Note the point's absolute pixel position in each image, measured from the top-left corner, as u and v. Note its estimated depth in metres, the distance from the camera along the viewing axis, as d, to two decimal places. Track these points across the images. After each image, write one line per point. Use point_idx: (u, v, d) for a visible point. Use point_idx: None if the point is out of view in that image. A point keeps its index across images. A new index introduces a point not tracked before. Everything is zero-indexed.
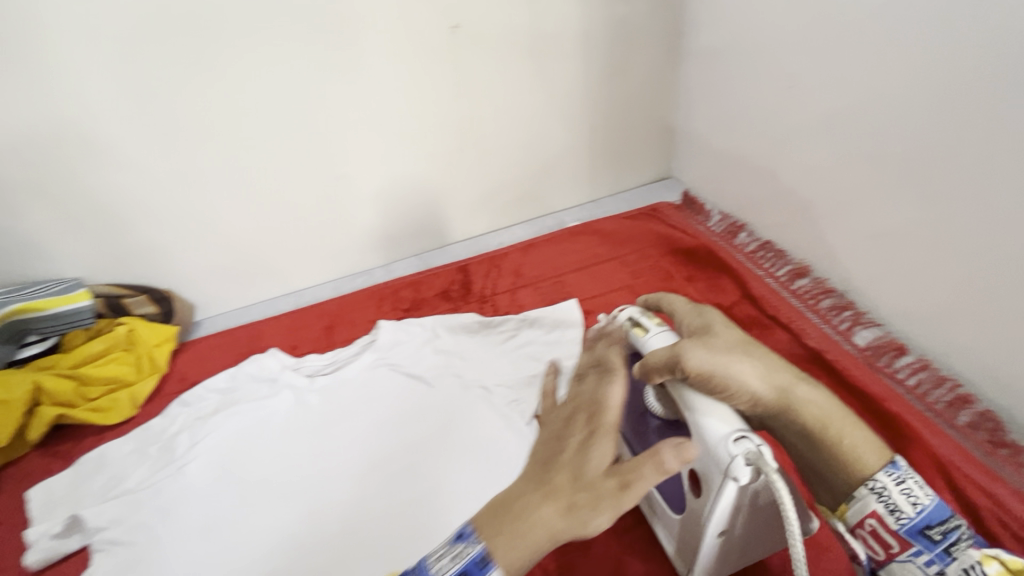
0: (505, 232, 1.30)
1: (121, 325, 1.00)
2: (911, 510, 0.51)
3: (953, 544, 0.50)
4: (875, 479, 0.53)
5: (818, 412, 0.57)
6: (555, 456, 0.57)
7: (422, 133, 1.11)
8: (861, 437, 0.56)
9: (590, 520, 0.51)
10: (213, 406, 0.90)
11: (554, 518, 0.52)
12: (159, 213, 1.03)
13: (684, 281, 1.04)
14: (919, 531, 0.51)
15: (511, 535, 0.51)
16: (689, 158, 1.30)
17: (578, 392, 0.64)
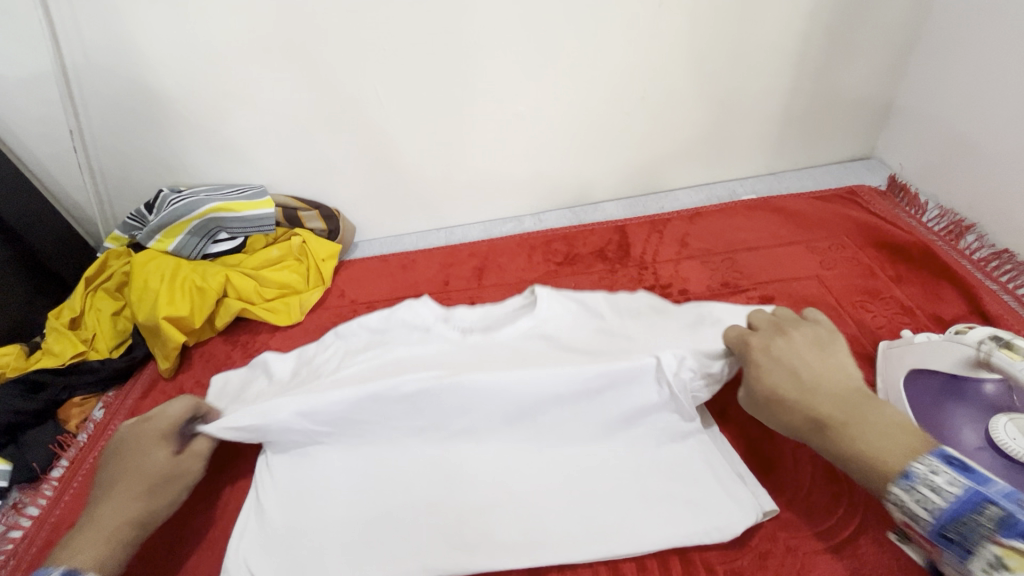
0: (668, 196, 1.20)
1: (296, 235, 1.06)
2: (930, 516, 0.47)
3: (980, 541, 0.44)
4: (893, 485, 0.49)
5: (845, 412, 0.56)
6: (130, 496, 0.64)
7: (609, 77, 1.03)
8: (880, 435, 0.52)
9: (90, 554, 0.59)
10: (363, 344, 0.83)
11: (127, 524, 0.63)
12: (340, 133, 1.05)
13: (891, 281, 0.88)
14: (942, 534, 0.46)
15: (88, 541, 0.60)
16: (908, 137, 1.10)
17: (140, 443, 0.69)
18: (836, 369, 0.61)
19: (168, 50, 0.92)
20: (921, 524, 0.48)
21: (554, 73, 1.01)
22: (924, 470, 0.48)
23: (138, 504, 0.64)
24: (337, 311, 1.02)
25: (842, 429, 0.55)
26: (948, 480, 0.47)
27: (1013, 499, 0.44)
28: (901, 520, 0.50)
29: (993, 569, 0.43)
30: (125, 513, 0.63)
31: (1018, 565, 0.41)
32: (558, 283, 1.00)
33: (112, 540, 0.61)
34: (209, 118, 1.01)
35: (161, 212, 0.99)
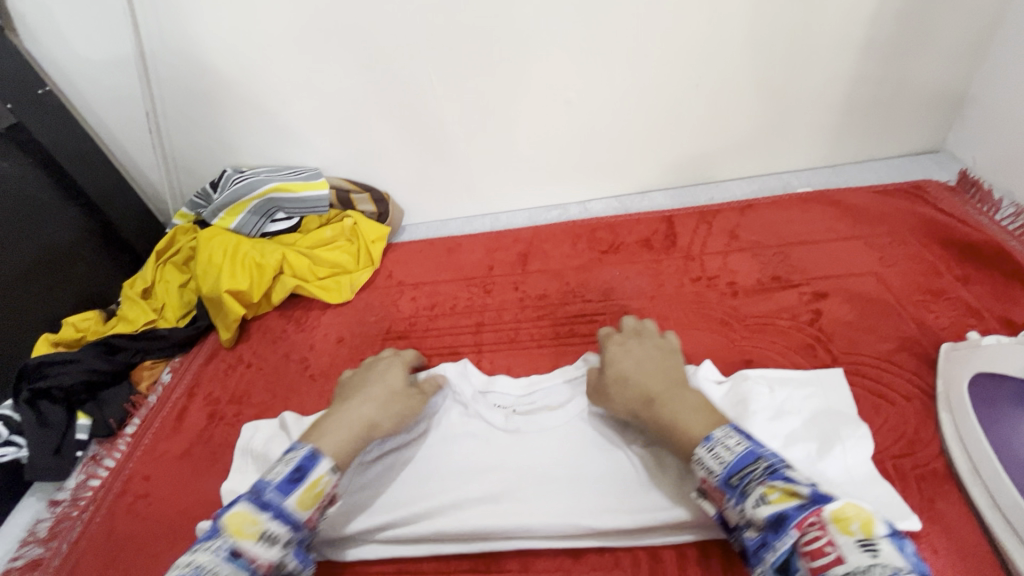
0: (718, 187, 1.17)
1: (348, 217, 1.10)
2: (721, 467, 0.53)
3: (751, 484, 0.51)
4: (695, 450, 0.56)
5: (689, 398, 0.62)
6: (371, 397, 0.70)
7: (663, 62, 1.00)
8: (685, 413, 0.60)
9: (331, 440, 0.63)
10: None
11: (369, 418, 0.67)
12: (393, 118, 1.07)
13: (957, 281, 0.84)
14: (727, 482, 0.52)
15: (328, 432, 0.63)
16: (985, 130, 1.04)
17: (375, 372, 0.75)
18: (671, 364, 0.69)
19: (235, 37, 0.97)
20: (713, 475, 0.54)
21: (606, 60, 1.00)
22: (723, 436, 0.56)
23: (371, 406, 0.68)
24: (385, 291, 1.05)
25: (666, 405, 0.62)
26: (739, 442, 0.55)
27: (779, 456, 0.53)
28: (700, 477, 0.56)
29: (759, 503, 0.49)
30: (359, 414, 0.67)
31: (777, 496, 0.48)
32: (602, 271, 0.99)
33: (347, 437, 0.64)
34: (270, 102, 1.05)
35: (226, 191, 1.05)
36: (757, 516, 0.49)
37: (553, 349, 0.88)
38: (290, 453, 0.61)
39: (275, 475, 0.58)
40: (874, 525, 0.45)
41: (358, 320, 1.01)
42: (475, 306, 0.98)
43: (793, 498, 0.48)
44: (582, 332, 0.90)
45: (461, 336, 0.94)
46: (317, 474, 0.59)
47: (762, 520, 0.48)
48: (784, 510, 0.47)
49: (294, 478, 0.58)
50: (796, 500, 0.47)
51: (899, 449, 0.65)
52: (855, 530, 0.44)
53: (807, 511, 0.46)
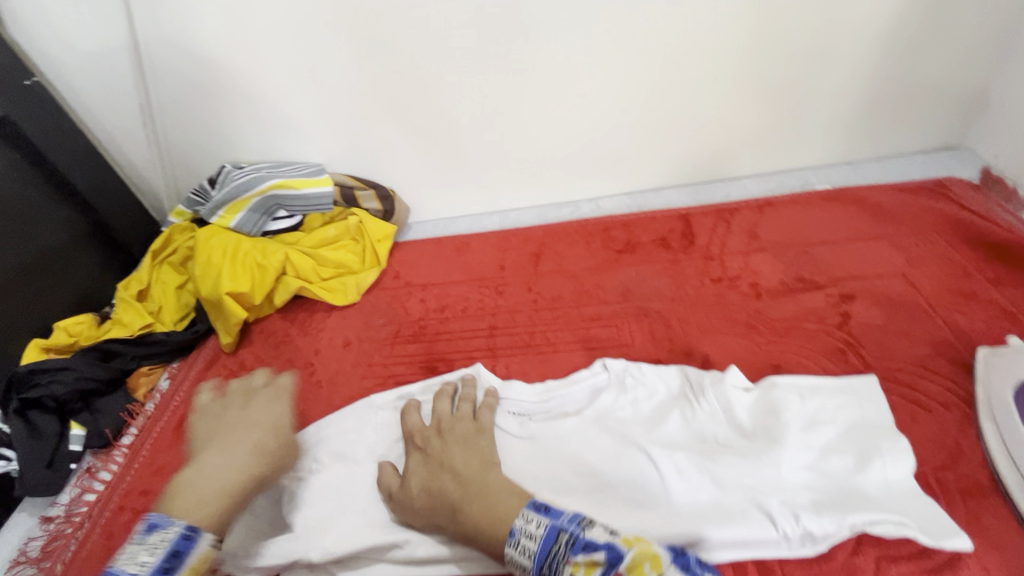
0: (734, 183, 1.13)
1: (353, 215, 1.05)
2: (529, 560, 0.50)
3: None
4: (504, 552, 0.52)
5: (471, 488, 0.58)
6: (235, 436, 0.68)
7: (680, 54, 0.97)
8: (488, 507, 0.56)
9: (197, 514, 0.59)
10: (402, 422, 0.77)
11: (236, 458, 0.66)
12: (400, 113, 1.03)
13: (988, 283, 0.81)
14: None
15: (189, 504, 0.60)
16: (1010, 127, 1.01)
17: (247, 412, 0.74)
18: (475, 448, 0.65)
19: (233, 25, 0.92)
20: (526, 572, 0.50)
21: (622, 52, 0.96)
22: (523, 525, 0.52)
23: (242, 437, 0.68)
24: (392, 292, 1.01)
25: (466, 510, 0.57)
26: (535, 524, 0.52)
27: (572, 521, 0.50)
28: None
29: None
30: (211, 477, 0.63)
31: (584, 574, 0.46)
32: (619, 272, 0.96)
33: (214, 513, 0.60)
34: (270, 95, 1.00)
35: (225, 188, 1.01)
36: None
37: (570, 354, 0.85)
38: (156, 533, 0.56)
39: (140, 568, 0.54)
40: (662, 559, 0.46)
41: (365, 323, 0.97)
42: (487, 308, 0.94)
43: (595, 569, 0.45)
44: (600, 335, 0.86)
45: (474, 340, 0.90)
46: (196, 554, 0.57)
47: None
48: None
49: (168, 565, 0.55)
50: (599, 569, 0.45)
51: (940, 460, 0.63)
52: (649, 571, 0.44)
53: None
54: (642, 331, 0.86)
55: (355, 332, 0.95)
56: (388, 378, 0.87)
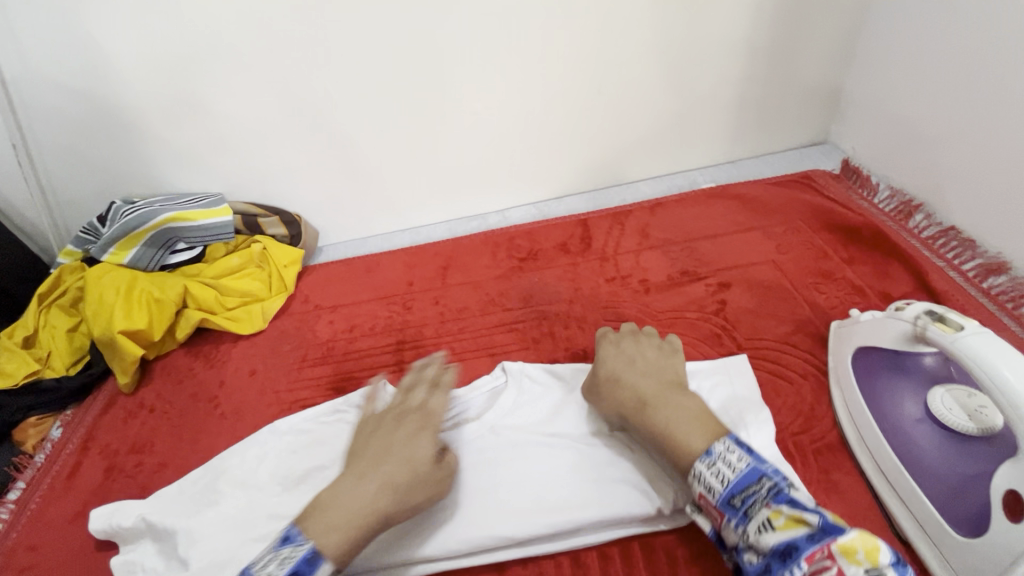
0: (630, 188, 1.20)
1: (256, 242, 1.05)
2: (722, 485, 0.53)
3: (754, 507, 0.51)
4: (693, 466, 0.56)
5: (658, 399, 0.63)
6: (378, 458, 0.60)
7: (563, 70, 1.03)
8: (679, 420, 0.60)
9: (333, 537, 0.54)
10: (301, 448, 0.77)
11: (381, 505, 0.57)
12: (296, 138, 1.04)
13: (843, 263, 0.90)
14: (729, 503, 0.53)
15: (327, 524, 0.55)
16: (860, 122, 1.12)
17: (402, 426, 0.64)
18: (670, 369, 0.69)
19: (110, 61, 0.91)
20: (713, 493, 0.54)
21: (507, 71, 1.01)
22: (724, 451, 0.56)
23: (385, 468, 0.59)
24: (300, 317, 1.01)
25: (658, 409, 0.62)
26: (740, 459, 0.54)
27: (781, 477, 0.53)
28: (698, 492, 0.55)
29: (766, 530, 0.49)
30: (361, 498, 0.57)
31: (785, 523, 0.48)
32: (521, 279, 1.00)
33: (354, 531, 0.55)
34: (158, 127, 0.99)
35: (115, 224, 0.97)
36: (763, 543, 0.49)
37: (474, 362, 0.87)
38: (290, 545, 0.54)
39: (258, 564, 0.53)
40: (882, 555, 0.45)
41: (272, 350, 0.96)
42: (395, 324, 0.96)
43: (802, 527, 0.48)
44: (502, 341, 0.90)
45: (381, 357, 0.91)
46: None
47: (768, 549, 0.48)
48: (793, 537, 0.47)
49: None
50: (805, 528, 0.48)
51: (797, 427, 0.69)
52: (862, 558, 0.45)
53: (817, 540, 0.46)
54: (541, 333, 0.89)
55: (261, 360, 0.95)
56: (295, 403, 0.87)
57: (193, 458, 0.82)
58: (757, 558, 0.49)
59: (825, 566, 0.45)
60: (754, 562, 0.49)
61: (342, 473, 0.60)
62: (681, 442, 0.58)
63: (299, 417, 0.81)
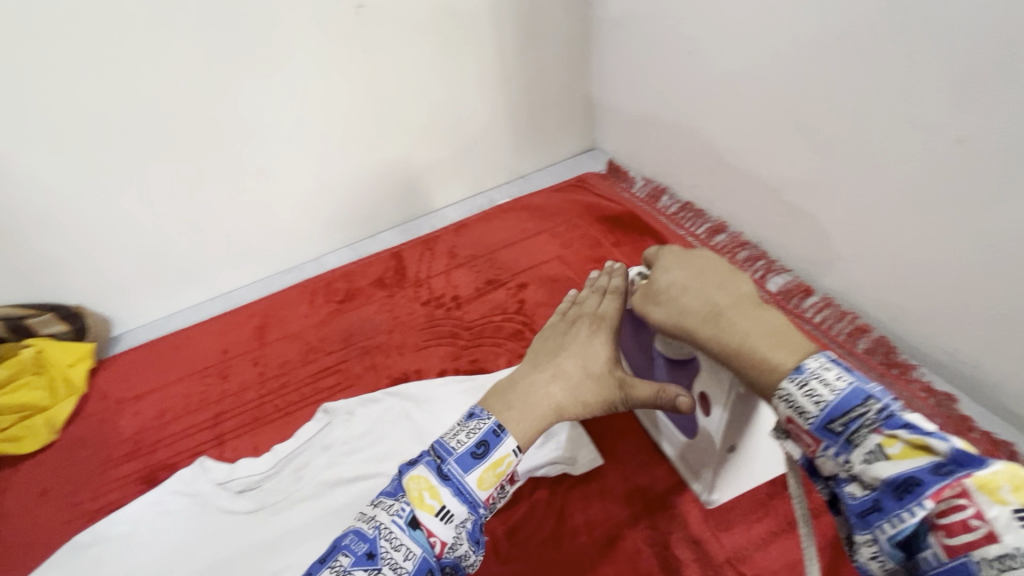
0: (438, 214, 1.29)
1: (28, 347, 0.91)
2: (816, 409, 0.46)
3: (861, 432, 0.44)
4: (781, 387, 0.49)
5: (721, 302, 0.57)
6: (542, 365, 0.63)
7: (340, 117, 1.07)
8: (773, 332, 0.52)
9: (515, 416, 0.58)
10: (108, 556, 0.71)
11: (554, 400, 0.60)
12: (53, 225, 0.95)
13: (612, 247, 1.07)
14: (827, 428, 0.46)
15: (507, 404, 0.59)
16: (611, 127, 1.33)
17: (579, 331, 0.66)
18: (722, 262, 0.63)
19: None
20: (807, 418, 0.47)
21: (282, 128, 1.03)
22: (817, 367, 0.48)
23: (560, 385, 0.61)
24: (98, 416, 0.92)
25: (737, 316, 0.55)
26: (839, 375, 0.47)
27: (888, 388, 0.45)
28: (785, 417, 0.49)
29: (875, 460, 0.43)
30: (548, 395, 0.60)
31: (900, 452, 0.42)
32: (340, 320, 1.02)
33: (536, 417, 0.59)
34: None
35: None
36: (875, 477, 0.43)
37: (300, 412, 0.87)
38: (475, 420, 0.58)
39: (458, 446, 0.55)
40: None
41: (66, 462, 0.86)
42: (211, 397, 0.92)
43: (925, 456, 0.41)
44: (327, 385, 0.91)
45: (199, 434, 0.86)
46: (500, 454, 0.55)
47: (880, 482, 0.43)
48: (910, 471, 0.41)
49: (479, 453, 0.55)
50: (929, 458, 0.41)
51: None
52: (1008, 496, 0.37)
53: (951, 475, 0.39)
54: (364, 368, 0.93)
55: (52, 475, 0.84)
56: (99, 510, 0.79)
57: None
58: (865, 491, 0.44)
59: (959, 506, 0.39)
60: (861, 496, 0.44)
61: (531, 370, 0.63)
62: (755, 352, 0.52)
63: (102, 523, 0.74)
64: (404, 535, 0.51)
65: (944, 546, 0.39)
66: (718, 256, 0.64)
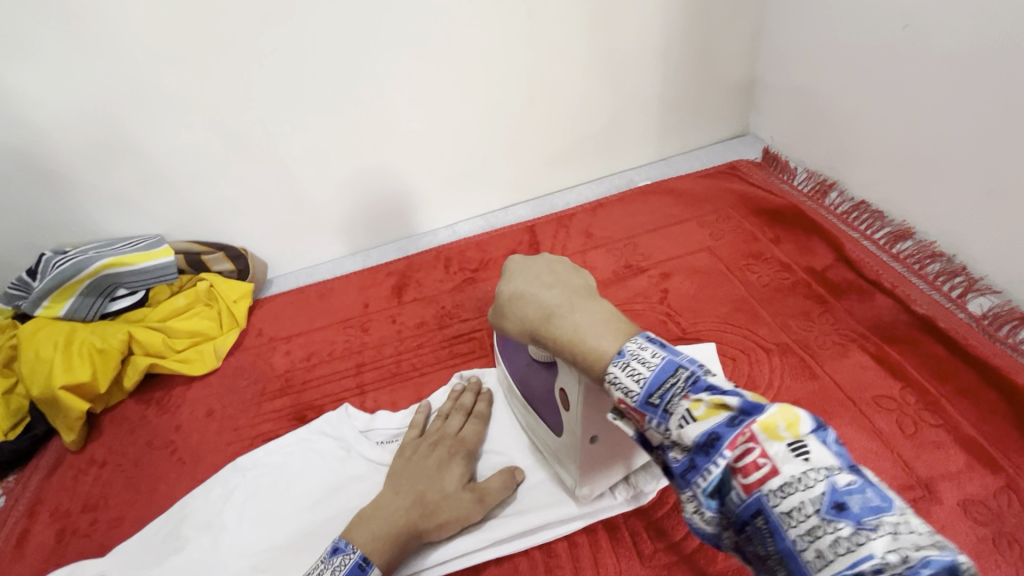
0: (571, 192, 1.25)
1: (202, 280, 1.02)
2: (637, 385, 0.42)
3: (674, 400, 0.40)
4: (607, 371, 0.44)
5: (570, 325, 0.49)
6: (397, 497, 0.65)
7: (494, 84, 1.06)
8: (591, 327, 0.48)
9: (376, 545, 0.61)
10: (265, 481, 0.77)
11: (409, 522, 0.63)
12: (232, 171, 1.03)
13: (771, 243, 0.97)
14: (648, 403, 0.41)
15: (371, 533, 0.62)
16: (772, 111, 1.20)
17: (434, 453, 0.71)
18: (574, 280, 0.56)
19: (29, 110, 0.89)
20: (631, 395, 0.42)
21: (438, 92, 1.04)
22: (639, 349, 0.44)
23: (417, 506, 0.65)
24: (255, 351, 0.99)
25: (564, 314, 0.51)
26: (655, 353, 0.42)
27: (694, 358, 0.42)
28: (616, 399, 0.43)
29: (685, 423, 0.39)
30: (400, 513, 0.64)
31: (704, 412, 0.38)
32: (475, 289, 1.02)
33: (394, 539, 0.62)
34: (87, 173, 0.96)
35: (47, 276, 0.93)
36: (684, 438, 0.39)
37: (436, 374, 0.89)
38: (340, 554, 0.60)
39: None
40: (799, 417, 0.37)
41: (228, 388, 0.94)
42: (354, 347, 0.96)
43: (721, 412, 0.38)
44: (462, 351, 0.92)
45: (342, 381, 0.91)
46: None
47: (692, 444, 0.39)
48: (713, 427, 0.38)
49: None
50: (725, 413, 0.38)
51: (746, 396, 0.75)
52: (784, 432, 0.36)
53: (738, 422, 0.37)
54: None
55: (217, 398, 0.93)
56: (257, 438, 0.86)
57: (149, 509, 0.79)
58: (682, 454, 0.40)
59: (749, 450, 0.37)
60: (679, 460, 0.40)
61: (383, 494, 0.67)
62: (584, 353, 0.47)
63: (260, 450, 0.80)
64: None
65: (740, 486, 0.37)
66: (558, 256, 0.61)
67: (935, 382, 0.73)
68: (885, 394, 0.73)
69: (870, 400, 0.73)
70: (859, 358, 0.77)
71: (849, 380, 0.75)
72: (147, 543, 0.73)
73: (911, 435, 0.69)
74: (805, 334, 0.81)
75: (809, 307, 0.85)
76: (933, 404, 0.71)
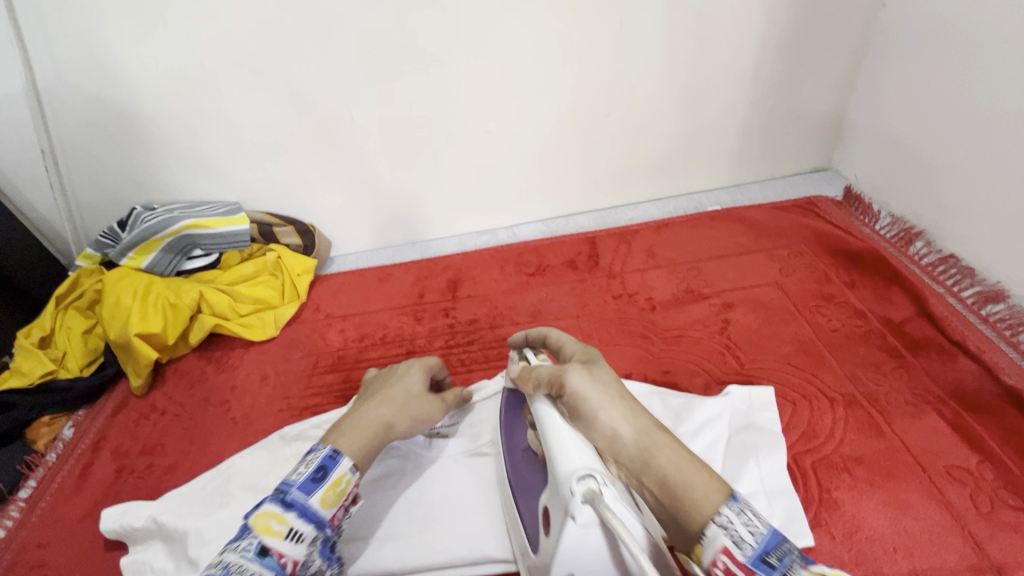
0: (636, 208, 1.22)
1: (271, 251, 1.07)
2: (755, 542, 0.39)
3: (792, 566, 0.38)
4: (718, 513, 0.41)
5: (666, 459, 0.46)
6: (371, 401, 0.63)
7: (576, 92, 1.05)
8: (687, 468, 0.45)
9: (348, 440, 0.56)
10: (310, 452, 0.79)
11: (385, 418, 0.61)
12: (312, 150, 1.06)
13: (845, 286, 0.93)
14: (762, 561, 0.39)
15: (341, 433, 0.57)
16: (859, 150, 1.14)
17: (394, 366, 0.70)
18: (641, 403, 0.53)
19: (142, 74, 0.95)
20: (744, 549, 0.39)
21: (519, 94, 1.04)
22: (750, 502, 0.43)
23: (389, 408, 0.62)
24: (311, 325, 1.03)
25: (661, 442, 0.48)
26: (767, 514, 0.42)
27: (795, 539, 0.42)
28: (721, 553, 0.40)
29: None
30: (374, 413, 0.61)
31: None
32: (529, 293, 1.02)
33: (368, 441, 0.57)
34: (183, 138, 1.02)
35: (135, 229, 0.99)
36: None
37: (482, 373, 0.89)
38: (311, 453, 0.53)
39: (296, 475, 0.51)
40: None
41: (283, 357, 0.98)
42: (405, 335, 0.98)
43: None
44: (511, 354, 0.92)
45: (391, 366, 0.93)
46: (340, 471, 0.52)
47: None
48: None
49: (317, 476, 0.51)
50: None
51: (804, 443, 0.72)
52: None
53: None
54: None
55: (271, 366, 0.96)
56: (304, 410, 0.89)
57: (200, 462, 0.83)
58: None
59: None
60: None
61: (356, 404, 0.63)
62: (685, 492, 0.43)
63: (308, 423, 0.83)
64: (255, 563, 0.44)
65: None
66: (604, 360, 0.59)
67: (1019, 461, 0.68)
68: (959, 465, 0.68)
69: (940, 468, 0.68)
70: (933, 422, 0.73)
71: (919, 444, 0.71)
72: (194, 495, 0.76)
73: (986, 513, 0.64)
74: (874, 389, 0.77)
75: (882, 360, 0.81)
76: (1015, 486, 0.66)
